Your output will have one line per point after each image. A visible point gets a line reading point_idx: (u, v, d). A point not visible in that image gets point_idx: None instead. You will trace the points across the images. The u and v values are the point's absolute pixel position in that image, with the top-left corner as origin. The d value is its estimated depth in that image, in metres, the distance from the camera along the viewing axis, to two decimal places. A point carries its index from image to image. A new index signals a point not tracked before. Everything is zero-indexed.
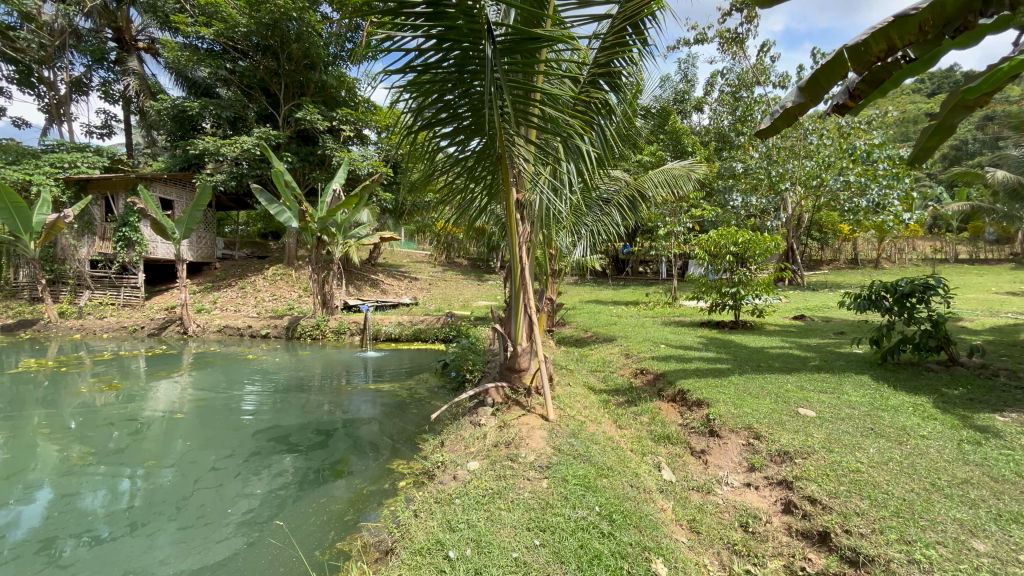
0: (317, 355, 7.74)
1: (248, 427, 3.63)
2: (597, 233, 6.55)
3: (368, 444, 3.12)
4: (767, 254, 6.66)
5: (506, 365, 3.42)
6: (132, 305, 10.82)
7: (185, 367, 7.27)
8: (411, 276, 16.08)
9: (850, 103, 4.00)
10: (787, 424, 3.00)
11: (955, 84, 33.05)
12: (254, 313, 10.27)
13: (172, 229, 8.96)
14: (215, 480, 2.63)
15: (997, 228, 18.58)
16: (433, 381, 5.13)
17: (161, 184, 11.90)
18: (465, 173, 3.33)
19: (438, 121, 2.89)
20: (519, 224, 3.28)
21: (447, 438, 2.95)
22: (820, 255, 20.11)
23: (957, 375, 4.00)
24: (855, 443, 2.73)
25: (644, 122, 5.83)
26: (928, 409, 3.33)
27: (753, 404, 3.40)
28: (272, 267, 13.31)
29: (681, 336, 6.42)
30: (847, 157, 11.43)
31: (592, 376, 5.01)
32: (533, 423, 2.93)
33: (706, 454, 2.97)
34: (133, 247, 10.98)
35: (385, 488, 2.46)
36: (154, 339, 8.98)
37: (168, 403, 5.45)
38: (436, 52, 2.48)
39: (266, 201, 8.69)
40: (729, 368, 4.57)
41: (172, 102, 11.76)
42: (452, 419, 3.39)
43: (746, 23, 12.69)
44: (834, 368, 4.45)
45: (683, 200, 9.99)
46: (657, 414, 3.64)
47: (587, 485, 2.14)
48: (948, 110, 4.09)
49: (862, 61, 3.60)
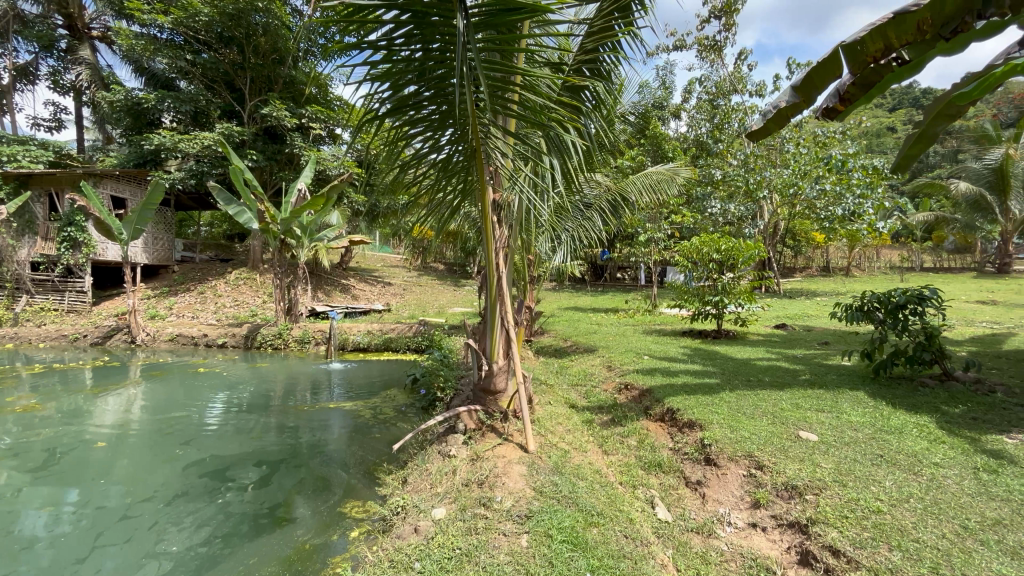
0: (278, 367, 7.19)
1: (184, 456, 3.15)
2: (578, 239, 6.20)
3: (319, 480, 2.70)
4: (751, 261, 6.46)
5: (480, 386, 3.04)
6: (77, 311, 10.02)
7: (133, 380, 6.61)
8: (384, 281, 15.51)
9: (839, 108, 3.77)
10: (791, 451, 2.71)
11: (915, 102, 34.62)
12: (211, 320, 9.61)
13: (119, 230, 8.25)
14: (125, 532, 2.17)
15: (958, 237, 19.24)
16: (402, 398, 4.70)
17: (112, 181, 11.12)
18: (438, 173, 2.97)
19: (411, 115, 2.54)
20: (496, 230, 2.96)
21: (412, 473, 2.55)
22: (793, 263, 20.35)
23: (954, 393, 3.81)
24: (868, 474, 2.45)
25: (626, 125, 5.59)
26: (932, 430, 3.10)
27: (750, 427, 3.11)
28: (235, 270, 12.61)
29: (664, 346, 6.16)
30: (822, 166, 11.50)
31: (574, 391, 4.67)
32: (511, 455, 2.56)
33: (703, 487, 2.66)
34: (80, 249, 10.10)
35: (333, 542, 2.05)
36: (98, 349, 8.27)
37: (109, 421, 4.89)
38: (405, 27, 2.14)
39: (224, 201, 8.06)
40: (718, 383, 4.28)
41: (126, 93, 11.03)
42: (417, 447, 2.98)
43: (724, 31, 12.68)
44: (827, 384, 4.22)
45: (663, 206, 9.81)
46: (645, 437, 3.34)
47: (574, 542, 1.79)
48: (931, 119, 3.93)
49: (857, 62, 3.40)
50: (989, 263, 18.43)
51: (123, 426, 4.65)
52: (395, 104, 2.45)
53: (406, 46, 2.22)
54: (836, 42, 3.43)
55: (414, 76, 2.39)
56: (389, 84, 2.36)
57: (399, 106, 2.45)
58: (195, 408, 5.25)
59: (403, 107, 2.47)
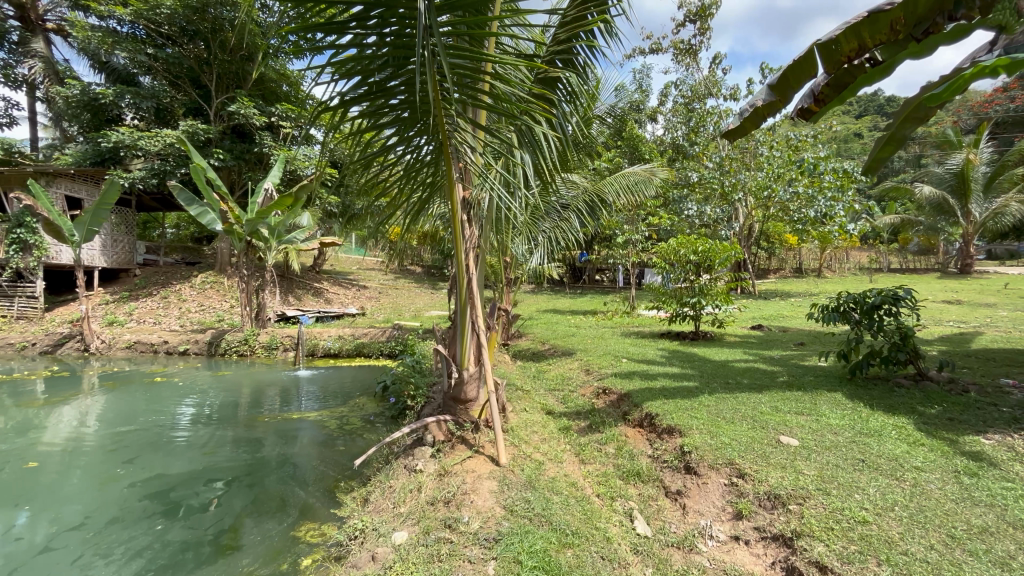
0: (243, 375, 6.85)
1: (125, 476, 2.88)
2: (556, 240, 6.08)
3: (273, 499, 2.48)
4: (727, 262, 6.44)
5: (450, 395, 2.87)
6: (28, 318, 9.44)
7: (87, 390, 6.20)
8: (359, 284, 15.14)
9: (814, 108, 3.73)
10: (772, 458, 2.62)
11: (879, 109, 36.02)
12: (174, 326, 9.17)
13: (71, 232, 7.77)
14: (47, 565, 1.93)
15: (922, 240, 19.90)
16: (371, 406, 4.48)
17: (67, 181, 10.55)
18: (406, 169, 2.81)
19: (377, 109, 2.38)
20: (466, 230, 2.81)
21: (374, 491, 2.36)
22: (767, 265, 20.70)
23: (929, 393, 3.80)
24: (851, 481, 2.36)
25: (603, 125, 5.51)
26: (911, 432, 3.05)
27: (729, 431, 3.02)
28: (201, 274, 12.11)
29: (642, 349, 6.08)
30: (795, 169, 11.68)
31: (551, 396, 4.54)
32: (481, 469, 2.40)
33: (683, 497, 2.53)
34: (30, 252, 9.51)
35: (283, 572, 1.85)
36: (48, 358, 7.78)
37: (56, 435, 4.54)
38: (366, 8, 1.98)
39: (186, 201, 7.66)
40: (696, 386, 4.19)
41: (82, 88, 10.52)
42: (383, 461, 2.79)
43: (699, 35, 12.80)
44: (804, 385, 4.17)
45: (640, 208, 9.79)
46: (624, 444, 3.21)
47: (547, 569, 1.64)
48: (900, 122, 3.92)
49: (832, 61, 3.36)
50: (952, 264, 19.07)
51: (68, 439, 4.31)
52: (361, 94, 2.30)
53: (367, 32, 2.08)
54: (811, 41, 3.39)
55: (378, 66, 2.23)
56: (351, 73, 2.20)
57: (365, 97, 2.30)
58: (154, 419, 4.94)
59: (368, 98, 2.31)
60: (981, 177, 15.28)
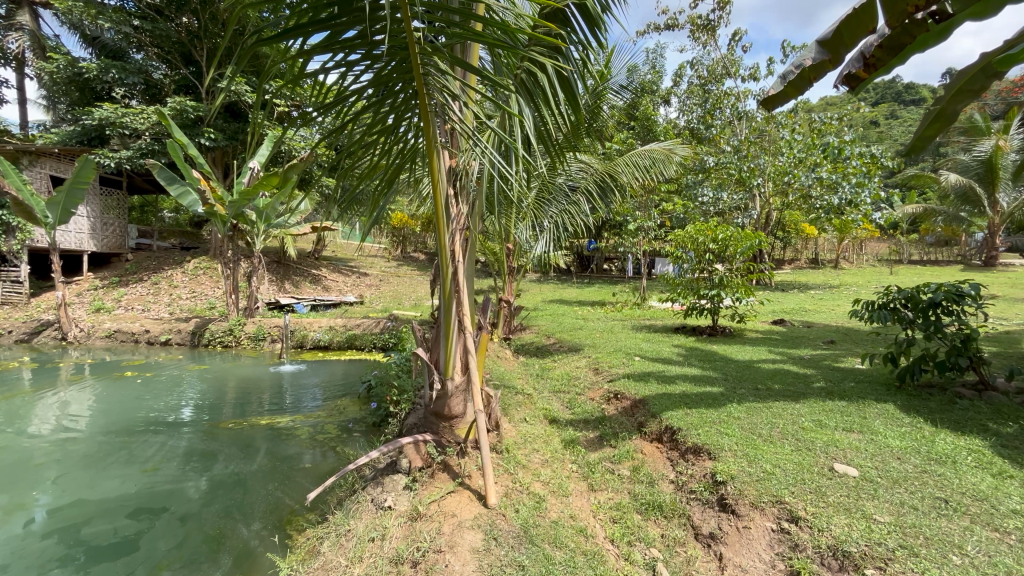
0: (224, 370, 6.37)
1: (37, 503, 2.44)
2: (562, 226, 5.53)
3: (204, 541, 2.07)
4: (750, 252, 5.82)
5: (431, 410, 2.37)
6: (12, 303, 9.09)
7: (65, 381, 5.80)
8: (360, 271, 14.68)
9: (863, 74, 2.74)
10: (829, 496, 2.09)
11: (896, 96, 35.02)
12: (161, 315, 8.75)
13: (45, 213, 7.41)
14: None
15: (945, 231, 18.95)
16: (354, 409, 4.01)
17: (52, 160, 10.15)
18: (383, 134, 2.20)
19: (344, 52, 1.73)
20: (450, 209, 2.27)
21: (326, 540, 1.92)
22: (782, 256, 19.94)
23: (997, 407, 3.22)
24: (942, 535, 1.82)
25: (621, 96, 4.92)
26: (992, 459, 2.50)
27: (769, 454, 2.51)
28: (194, 259, 11.68)
29: (655, 345, 5.53)
30: (818, 153, 10.94)
31: (556, 401, 4.01)
32: (462, 513, 1.95)
33: (718, 544, 2.03)
34: (13, 235, 9.08)
35: None
36: (23, 347, 7.40)
37: (25, 430, 4.19)
38: None
39: (167, 179, 7.11)
40: (722, 393, 3.63)
41: (65, 62, 10.04)
42: (348, 490, 2.33)
43: (717, 10, 12.03)
44: (846, 394, 3.61)
45: (653, 193, 9.19)
46: (639, 465, 2.72)
47: None
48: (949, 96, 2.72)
49: (893, 13, 2.42)
50: (973, 257, 18.24)
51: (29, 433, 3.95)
52: (324, 36, 1.68)
53: None
54: None
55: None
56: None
57: (325, 33, 1.66)
58: (134, 413, 4.59)
59: (330, 34, 1.67)
60: (1011, 165, 14.40)
